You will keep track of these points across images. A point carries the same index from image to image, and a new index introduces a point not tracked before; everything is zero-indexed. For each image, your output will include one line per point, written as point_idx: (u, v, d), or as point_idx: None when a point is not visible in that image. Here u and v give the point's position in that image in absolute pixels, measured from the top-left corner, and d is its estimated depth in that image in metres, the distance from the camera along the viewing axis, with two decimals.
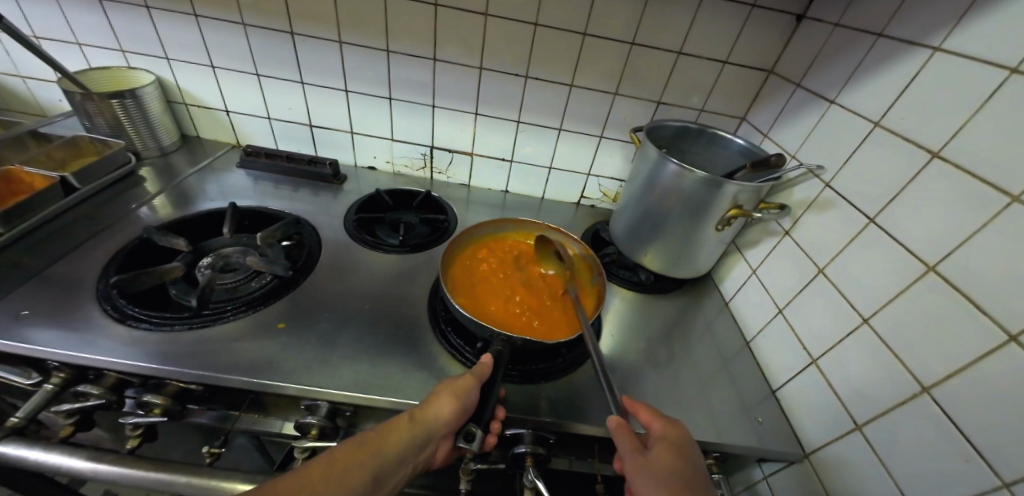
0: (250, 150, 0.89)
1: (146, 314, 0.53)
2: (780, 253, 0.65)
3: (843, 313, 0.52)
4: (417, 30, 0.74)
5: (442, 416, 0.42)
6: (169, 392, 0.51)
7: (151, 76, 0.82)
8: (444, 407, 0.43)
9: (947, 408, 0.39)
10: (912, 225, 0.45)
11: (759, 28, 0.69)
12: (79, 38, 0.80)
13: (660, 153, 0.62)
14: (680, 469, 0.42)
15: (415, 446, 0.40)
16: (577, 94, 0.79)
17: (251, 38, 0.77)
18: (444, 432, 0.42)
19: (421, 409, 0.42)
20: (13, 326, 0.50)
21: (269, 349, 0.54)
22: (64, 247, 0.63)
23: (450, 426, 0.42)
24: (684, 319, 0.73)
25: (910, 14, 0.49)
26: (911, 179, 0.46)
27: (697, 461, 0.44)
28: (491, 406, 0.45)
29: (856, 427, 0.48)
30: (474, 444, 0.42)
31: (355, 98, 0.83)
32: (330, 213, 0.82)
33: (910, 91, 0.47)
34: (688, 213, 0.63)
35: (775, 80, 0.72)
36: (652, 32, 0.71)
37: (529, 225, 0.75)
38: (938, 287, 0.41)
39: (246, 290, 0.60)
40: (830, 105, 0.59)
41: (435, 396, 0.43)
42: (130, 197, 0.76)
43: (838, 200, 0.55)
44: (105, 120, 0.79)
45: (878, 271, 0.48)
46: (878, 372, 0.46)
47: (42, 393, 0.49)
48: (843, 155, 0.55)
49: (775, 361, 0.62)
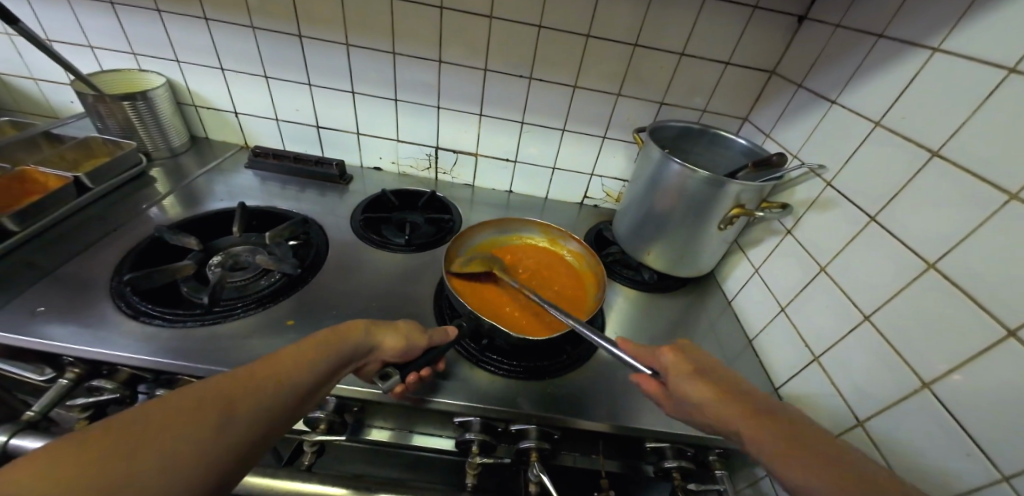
0: (258, 151, 0.90)
1: (159, 311, 0.55)
2: (782, 252, 0.65)
3: (846, 311, 0.52)
4: (423, 32, 0.75)
5: (393, 343, 0.47)
6: (181, 387, 0.52)
7: (161, 78, 0.84)
8: (391, 336, 0.47)
9: (949, 404, 0.40)
10: (913, 224, 0.45)
11: (761, 29, 0.70)
12: (91, 42, 0.81)
13: (663, 153, 0.63)
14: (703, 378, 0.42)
15: (351, 356, 0.43)
16: (581, 95, 0.80)
17: (260, 41, 0.78)
18: (383, 355, 0.46)
19: (374, 328, 0.46)
20: (29, 322, 0.51)
21: (278, 345, 0.55)
22: (78, 245, 0.64)
23: (391, 352, 0.47)
24: (687, 318, 0.74)
25: (910, 14, 0.49)
26: (913, 178, 0.46)
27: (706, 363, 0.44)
28: (423, 365, 0.48)
29: (858, 424, 0.49)
30: (383, 385, 0.45)
31: (362, 100, 0.84)
32: (336, 213, 0.83)
33: (910, 91, 0.48)
34: (690, 212, 0.64)
35: (778, 81, 0.73)
36: (655, 33, 0.72)
37: (551, 231, 0.75)
38: (938, 284, 0.42)
39: (256, 288, 0.61)
40: (832, 105, 0.60)
41: (385, 325, 0.48)
42: (141, 197, 0.77)
43: (839, 199, 0.56)
44: (116, 122, 0.80)
45: (879, 269, 0.49)
46: (879, 369, 0.47)
47: (57, 388, 0.50)
48: (844, 155, 0.56)
49: (778, 359, 0.63)
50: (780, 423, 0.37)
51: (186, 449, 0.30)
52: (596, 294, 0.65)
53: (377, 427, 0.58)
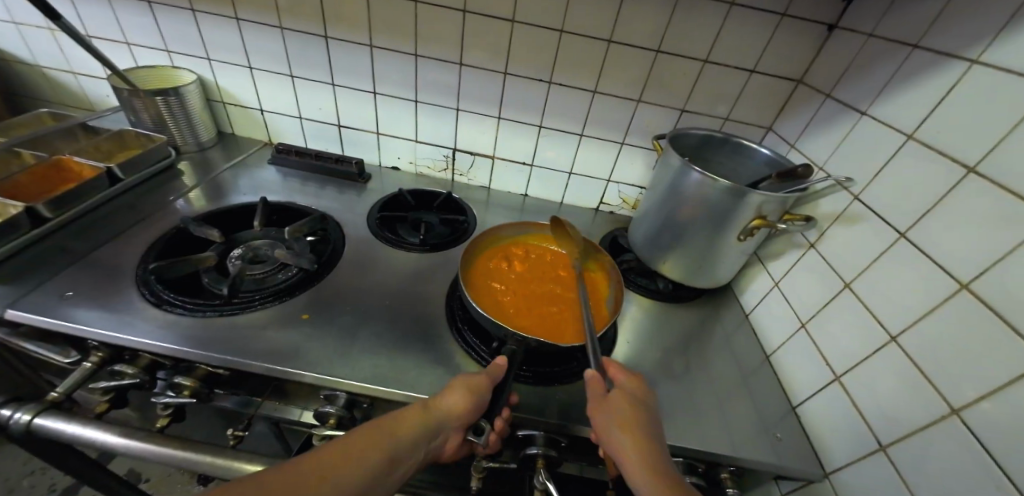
0: (281, 148, 0.92)
1: (181, 300, 0.56)
2: (806, 266, 0.63)
3: (871, 330, 0.50)
4: (445, 36, 0.76)
5: (452, 410, 0.44)
6: (198, 375, 0.53)
7: (193, 75, 0.87)
8: (452, 399, 0.44)
9: (978, 433, 0.38)
10: (948, 243, 0.43)
11: (789, 37, 0.68)
12: (129, 39, 0.85)
13: (683, 161, 0.62)
14: (630, 410, 0.43)
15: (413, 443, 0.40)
16: (601, 100, 0.79)
17: (288, 41, 0.80)
18: (455, 423, 0.44)
19: (433, 400, 0.44)
20: (58, 305, 0.54)
21: (293, 339, 0.55)
22: (108, 233, 0.67)
23: (462, 417, 0.44)
24: (702, 330, 0.72)
25: (948, 24, 0.48)
26: (947, 193, 0.44)
27: (647, 411, 0.44)
28: (501, 407, 0.45)
29: (881, 448, 0.46)
30: (482, 439, 0.43)
31: (383, 100, 0.86)
32: (354, 210, 0.84)
33: (946, 105, 0.46)
34: (711, 222, 0.62)
35: (805, 90, 0.71)
36: (679, 37, 0.71)
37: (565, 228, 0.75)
38: (970, 306, 0.40)
39: (273, 281, 0.62)
40: (861, 116, 0.58)
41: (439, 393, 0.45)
42: (169, 189, 0.80)
43: (868, 214, 0.54)
44: (149, 116, 0.83)
45: (907, 289, 0.47)
46: (904, 389, 0.45)
47: (81, 371, 0.52)
48: (874, 168, 0.54)
49: (796, 377, 0.61)
50: (617, 399, 0.44)
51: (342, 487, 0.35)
52: (609, 301, 0.65)
53: None
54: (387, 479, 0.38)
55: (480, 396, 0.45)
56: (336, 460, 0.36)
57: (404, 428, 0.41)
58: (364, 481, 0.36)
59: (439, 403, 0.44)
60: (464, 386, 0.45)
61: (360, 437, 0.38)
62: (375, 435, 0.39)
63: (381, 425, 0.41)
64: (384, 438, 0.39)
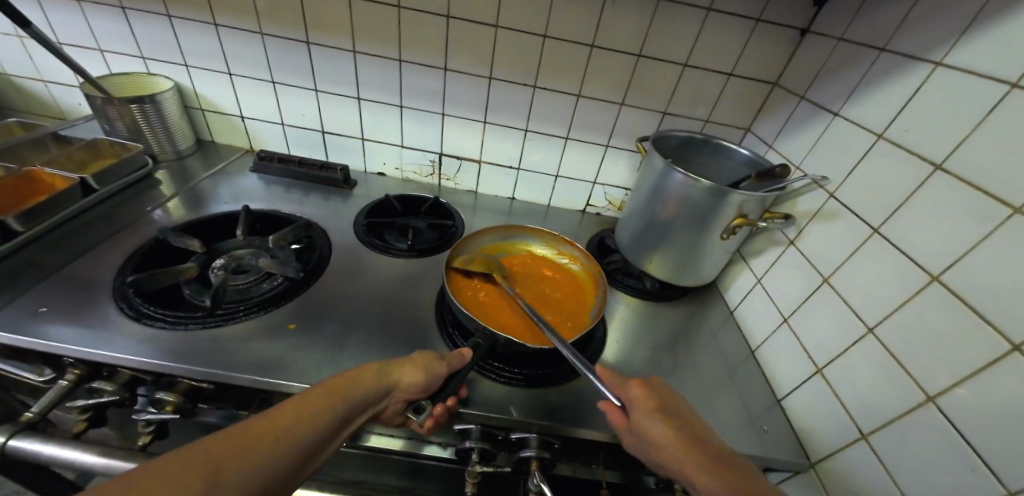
0: (263, 155, 0.91)
1: (161, 313, 0.55)
2: (786, 262, 0.65)
3: (849, 322, 0.52)
4: (428, 41, 0.76)
5: (407, 382, 0.45)
6: (181, 390, 0.52)
7: (170, 82, 0.85)
8: (411, 372, 0.46)
9: (953, 419, 0.39)
10: (918, 237, 0.45)
11: (765, 41, 0.71)
12: (102, 45, 0.82)
13: (666, 163, 0.63)
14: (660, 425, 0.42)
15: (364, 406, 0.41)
16: (585, 104, 0.80)
17: (268, 47, 0.79)
18: (403, 394, 0.45)
19: (389, 367, 0.45)
20: (30, 322, 0.52)
21: (279, 349, 0.54)
22: (83, 246, 0.65)
23: (414, 389, 0.46)
24: (689, 328, 0.73)
25: (912, 29, 0.50)
26: (916, 190, 0.46)
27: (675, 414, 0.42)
28: (451, 393, 0.47)
29: (862, 437, 0.48)
30: (420, 417, 0.45)
31: (367, 105, 0.85)
32: (339, 217, 0.83)
33: (913, 105, 0.48)
34: (694, 221, 0.64)
35: (781, 92, 0.73)
36: (659, 42, 0.72)
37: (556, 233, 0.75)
38: (941, 297, 0.42)
39: (258, 291, 0.61)
40: (834, 117, 0.60)
41: (400, 363, 0.46)
42: (146, 199, 0.78)
43: (843, 211, 0.56)
44: (124, 124, 0.81)
45: (883, 282, 0.49)
46: (883, 379, 0.46)
47: (56, 390, 0.50)
48: (848, 166, 0.56)
49: (780, 371, 0.62)
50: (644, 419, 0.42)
51: (278, 452, 0.34)
52: (593, 308, 0.65)
53: (377, 434, 0.56)
54: (331, 438, 0.38)
55: (435, 377, 0.48)
56: (286, 418, 0.36)
57: (358, 391, 0.41)
58: (315, 431, 0.37)
59: (393, 374, 0.45)
60: (421, 364, 0.47)
61: (312, 393, 0.39)
62: (324, 397, 0.39)
63: (333, 384, 0.40)
64: (337, 396, 0.40)
